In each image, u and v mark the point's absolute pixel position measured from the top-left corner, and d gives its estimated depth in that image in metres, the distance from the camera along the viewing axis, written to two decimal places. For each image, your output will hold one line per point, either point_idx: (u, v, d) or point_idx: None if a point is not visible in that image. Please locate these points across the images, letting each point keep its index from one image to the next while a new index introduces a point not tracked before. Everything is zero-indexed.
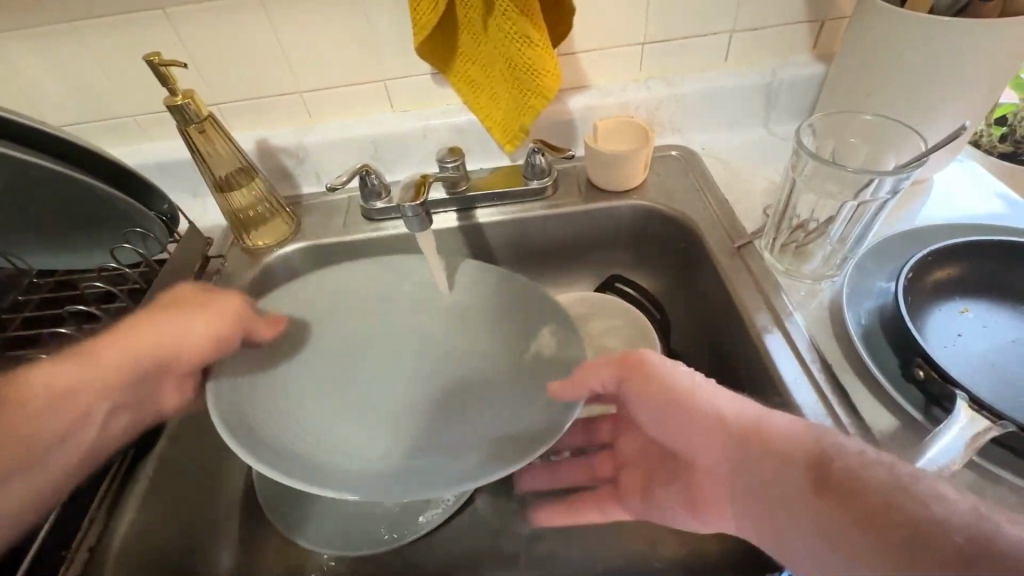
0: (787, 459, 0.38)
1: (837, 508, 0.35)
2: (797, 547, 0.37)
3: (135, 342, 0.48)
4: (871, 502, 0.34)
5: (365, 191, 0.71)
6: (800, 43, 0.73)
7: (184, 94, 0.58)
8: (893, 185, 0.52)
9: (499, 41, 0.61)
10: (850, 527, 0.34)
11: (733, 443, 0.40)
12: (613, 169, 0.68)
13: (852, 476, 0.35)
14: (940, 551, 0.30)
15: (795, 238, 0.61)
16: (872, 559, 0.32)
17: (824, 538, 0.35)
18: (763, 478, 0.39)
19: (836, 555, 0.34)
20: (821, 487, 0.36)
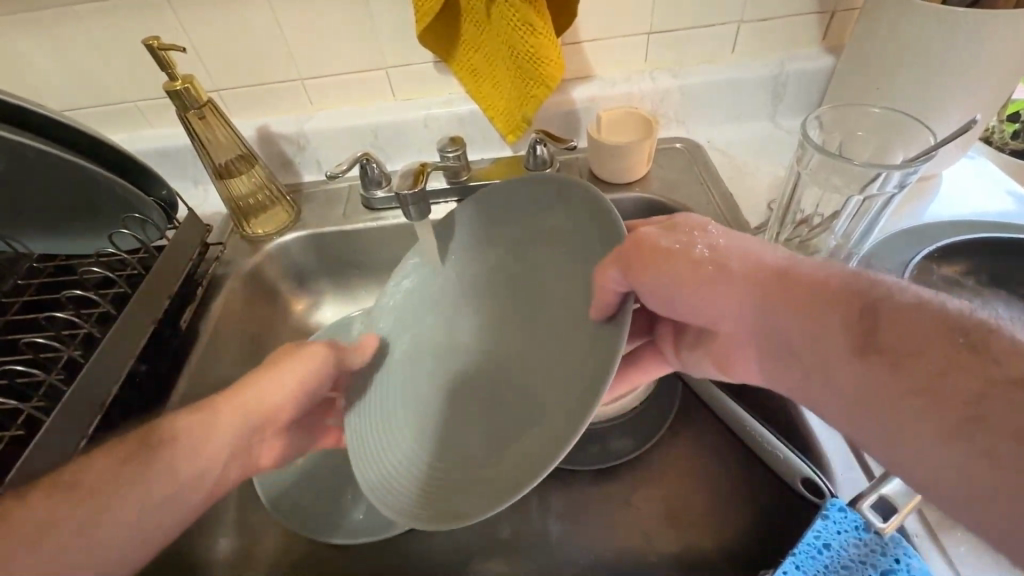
0: (831, 316, 0.32)
1: (887, 369, 0.29)
2: (836, 408, 0.32)
3: (253, 402, 0.50)
4: (935, 353, 0.28)
5: (366, 179, 0.70)
6: (809, 35, 0.72)
7: (183, 79, 0.58)
8: (900, 180, 0.51)
9: (502, 29, 0.60)
10: (905, 382, 0.28)
11: (769, 307, 0.35)
12: (616, 161, 0.67)
13: (913, 326, 0.29)
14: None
15: (799, 233, 0.60)
16: (929, 416, 0.27)
17: (870, 396, 0.30)
18: (802, 340, 0.33)
19: (883, 412, 0.29)
20: (870, 341, 0.30)
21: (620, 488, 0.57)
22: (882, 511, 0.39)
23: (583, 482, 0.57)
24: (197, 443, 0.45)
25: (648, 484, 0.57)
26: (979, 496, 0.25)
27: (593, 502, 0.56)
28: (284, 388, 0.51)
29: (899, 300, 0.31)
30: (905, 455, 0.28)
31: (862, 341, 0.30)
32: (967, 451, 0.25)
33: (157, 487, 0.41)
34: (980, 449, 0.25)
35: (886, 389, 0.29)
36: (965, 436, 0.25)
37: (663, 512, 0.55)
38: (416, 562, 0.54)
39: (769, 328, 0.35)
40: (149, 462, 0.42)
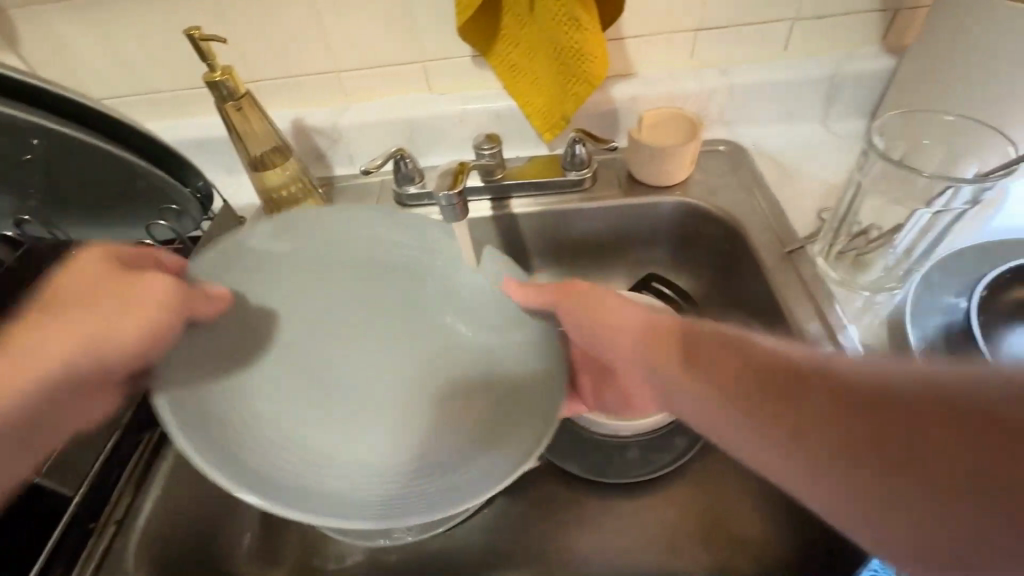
0: (670, 351, 0.37)
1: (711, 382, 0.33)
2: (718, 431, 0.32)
3: (45, 341, 0.42)
4: (738, 363, 0.32)
5: (399, 174, 0.69)
6: (867, 34, 0.68)
7: (223, 70, 0.58)
8: (972, 194, 0.48)
9: (545, 24, 0.58)
10: (728, 385, 0.32)
11: (641, 345, 0.39)
12: (658, 164, 0.65)
13: (731, 347, 0.34)
14: (824, 391, 0.28)
15: (854, 245, 0.56)
16: (750, 421, 0.30)
17: (710, 413, 0.33)
18: (655, 378, 0.38)
19: (719, 424, 0.32)
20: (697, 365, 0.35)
21: (652, 505, 0.55)
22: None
23: (613, 495, 0.56)
24: None
25: (681, 502, 0.55)
26: (813, 490, 0.27)
27: (624, 517, 0.54)
28: (114, 322, 0.43)
29: (707, 327, 0.37)
30: (760, 469, 0.30)
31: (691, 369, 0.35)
32: (788, 444, 0.28)
33: None
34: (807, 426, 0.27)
35: (711, 401, 0.33)
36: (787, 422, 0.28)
37: (697, 531, 0.53)
38: (442, 568, 0.53)
39: (641, 364, 0.39)
40: None
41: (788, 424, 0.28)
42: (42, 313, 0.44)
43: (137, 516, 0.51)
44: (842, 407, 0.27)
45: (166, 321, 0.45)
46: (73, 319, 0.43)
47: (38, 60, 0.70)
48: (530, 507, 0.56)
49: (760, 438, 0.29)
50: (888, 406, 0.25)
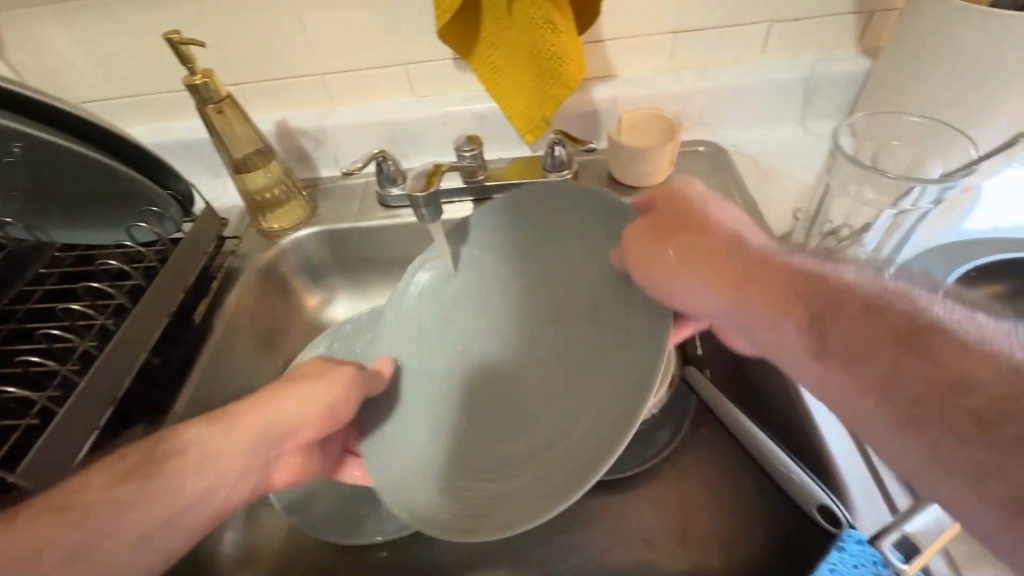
0: (790, 315, 0.33)
1: (841, 368, 0.30)
2: (846, 417, 0.31)
3: (263, 418, 0.48)
4: (880, 349, 0.30)
5: (381, 175, 0.70)
6: (844, 37, 0.69)
7: (203, 73, 0.58)
8: (937, 194, 0.49)
9: (523, 26, 0.59)
10: (869, 375, 0.29)
11: (751, 305, 0.35)
12: (636, 165, 0.65)
13: (875, 326, 0.30)
14: (976, 403, 0.26)
15: (826, 245, 0.58)
16: (891, 419, 0.28)
17: (833, 400, 0.31)
18: (770, 348, 0.35)
19: (844, 412, 0.31)
20: (824, 343, 0.31)
21: (627, 502, 0.55)
22: (904, 550, 0.39)
23: (590, 492, 0.56)
24: (196, 454, 0.44)
25: (657, 500, 0.55)
26: (926, 483, 0.27)
27: (600, 514, 0.55)
28: (322, 394, 0.49)
29: (839, 279, 0.33)
30: (878, 454, 0.30)
31: (812, 342, 0.32)
32: (933, 450, 0.26)
33: (161, 503, 0.41)
34: (957, 456, 0.26)
35: (839, 389, 0.30)
36: (920, 435, 0.27)
37: (671, 527, 0.53)
38: (419, 566, 0.54)
39: (735, 326, 0.37)
40: (160, 478, 0.42)
41: (955, 448, 0.26)
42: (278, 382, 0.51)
43: None
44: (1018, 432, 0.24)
45: (347, 403, 0.49)
46: (286, 401, 0.49)
47: (24, 64, 0.71)
48: None
49: (897, 441, 0.28)
50: (1021, 418, 0.24)
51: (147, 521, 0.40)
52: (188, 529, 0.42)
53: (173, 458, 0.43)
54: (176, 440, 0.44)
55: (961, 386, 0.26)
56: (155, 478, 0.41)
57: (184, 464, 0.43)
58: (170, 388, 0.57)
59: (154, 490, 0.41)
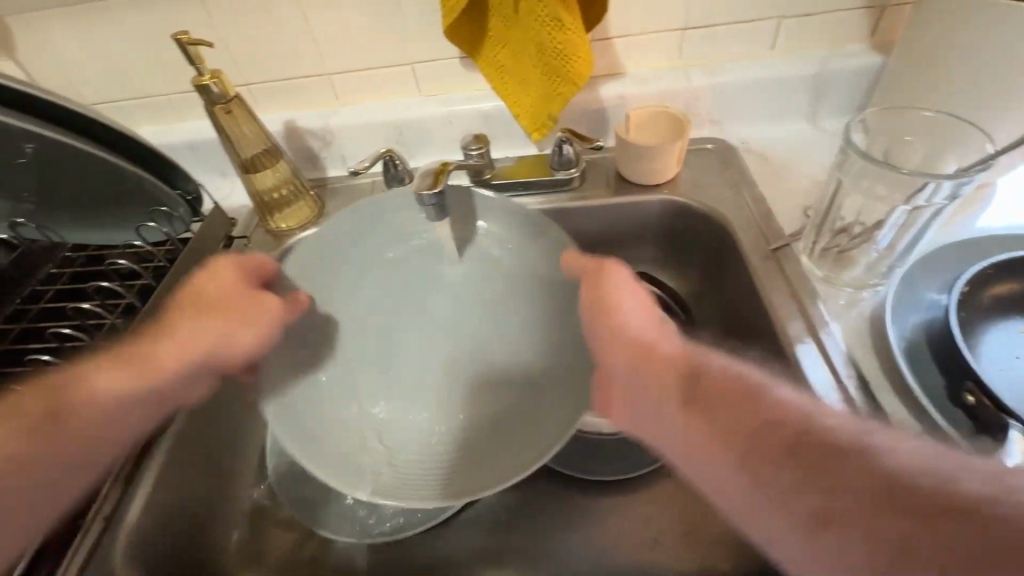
0: (662, 375, 0.39)
1: (702, 416, 0.36)
2: (698, 462, 0.35)
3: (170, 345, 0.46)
4: (730, 404, 0.36)
5: (389, 175, 0.70)
6: (855, 32, 0.68)
7: (211, 74, 0.58)
8: (951, 190, 0.48)
9: (530, 24, 0.59)
10: (722, 424, 0.35)
11: (650, 370, 0.40)
12: (645, 164, 0.65)
13: (729, 384, 0.37)
14: (788, 440, 0.33)
15: (837, 242, 0.57)
16: (730, 462, 0.34)
17: (693, 448, 0.36)
18: (647, 408, 0.39)
19: (700, 463, 0.35)
20: (691, 398, 0.37)
21: (636, 502, 0.55)
22: None
23: (599, 494, 0.56)
24: (98, 400, 0.42)
25: (667, 501, 0.55)
26: (755, 516, 0.33)
27: (609, 515, 0.55)
28: (241, 333, 0.48)
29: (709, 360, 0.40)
30: (719, 494, 0.34)
31: (682, 396, 0.38)
32: (763, 486, 0.32)
33: (64, 454, 0.39)
34: (781, 491, 0.31)
35: (701, 438, 0.35)
36: (752, 473, 0.33)
37: (682, 529, 0.53)
38: (428, 566, 0.54)
39: (626, 381, 0.42)
40: (59, 430, 0.39)
41: (781, 482, 0.32)
42: (174, 311, 0.48)
43: (126, 510, 0.49)
44: (815, 463, 0.31)
45: (267, 338, 0.48)
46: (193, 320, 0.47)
47: (35, 66, 0.71)
48: (515, 506, 0.56)
49: (738, 479, 0.33)
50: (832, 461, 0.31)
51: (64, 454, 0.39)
52: (99, 465, 0.42)
53: (70, 410, 0.41)
54: (76, 388, 0.42)
55: (792, 439, 0.33)
56: (60, 432, 0.39)
57: (90, 408, 0.41)
58: None
59: (54, 442, 0.39)
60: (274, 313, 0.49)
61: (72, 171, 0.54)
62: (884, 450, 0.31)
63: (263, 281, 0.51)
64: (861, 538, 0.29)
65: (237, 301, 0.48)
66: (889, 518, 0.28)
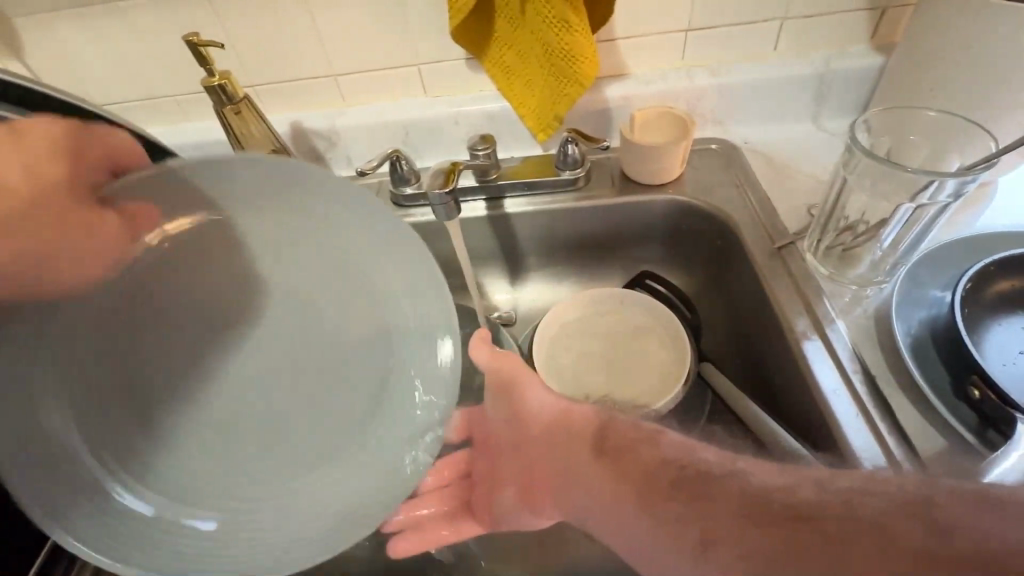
0: (580, 428, 0.44)
1: (602, 469, 0.41)
2: (605, 515, 0.40)
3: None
4: (630, 450, 0.40)
5: (395, 175, 0.70)
6: (857, 33, 0.69)
7: (221, 74, 0.59)
8: (955, 189, 0.49)
9: (536, 26, 0.59)
10: (615, 473, 0.40)
11: (561, 441, 0.44)
12: (650, 163, 0.66)
13: (634, 434, 0.42)
14: (669, 475, 0.37)
15: (841, 241, 0.58)
16: (634, 501, 0.38)
17: (598, 501, 0.40)
18: (563, 468, 0.44)
19: (613, 507, 0.39)
20: (601, 447, 0.42)
21: None
22: None
23: None
24: None
25: None
26: (655, 556, 0.36)
27: None
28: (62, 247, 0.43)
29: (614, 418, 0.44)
30: (625, 541, 0.38)
31: (594, 444, 0.42)
32: (658, 522, 0.36)
33: None
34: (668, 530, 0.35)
35: (604, 490, 0.40)
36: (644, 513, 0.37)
37: None
38: None
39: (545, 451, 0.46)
40: None
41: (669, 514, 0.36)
42: None
43: None
44: (695, 491, 0.35)
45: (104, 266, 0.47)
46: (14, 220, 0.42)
47: (43, 67, 0.72)
48: None
49: (637, 522, 0.37)
50: (703, 493, 0.35)
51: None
52: None
53: None
54: None
55: (669, 474, 0.37)
56: None
57: None
58: None
59: None
60: (111, 239, 0.45)
61: None
62: (746, 473, 0.36)
63: (97, 171, 0.45)
64: (732, 559, 0.32)
65: (54, 204, 0.42)
66: (755, 533, 0.32)
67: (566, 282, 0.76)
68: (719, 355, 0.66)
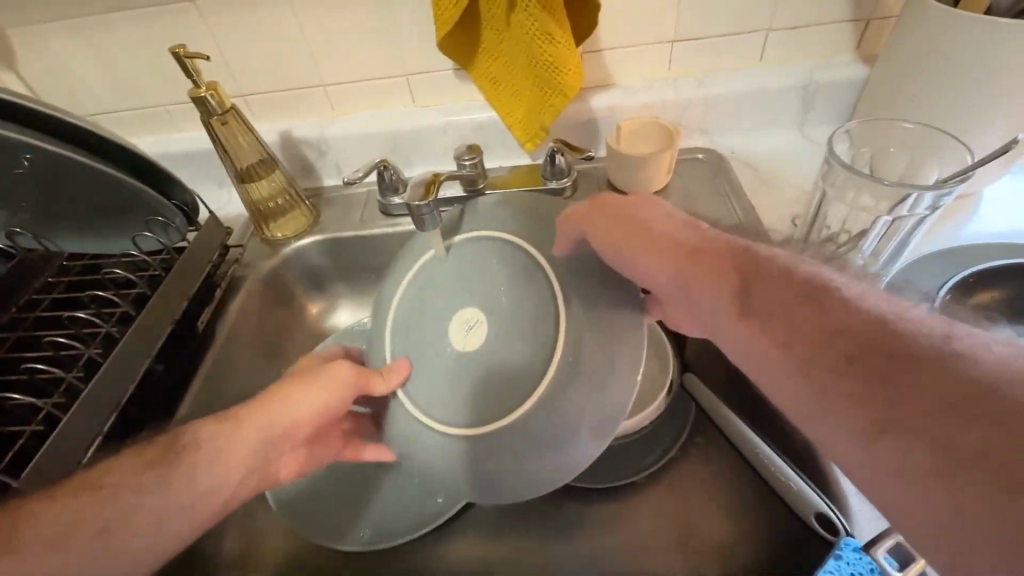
0: (717, 280, 0.39)
1: (757, 322, 0.35)
2: (767, 378, 0.35)
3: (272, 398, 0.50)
4: (793, 309, 0.34)
5: (383, 184, 0.71)
6: (843, 43, 0.69)
7: (208, 86, 0.59)
8: (932, 201, 0.49)
9: (521, 38, 0.60)
10: (773, 327, 0.35)
11: (706, 282, 0.39)
12: (636, 172, 0.66)
13: (790, 280, 0.36)
14: (846, 345, 0.31)
15: (823, 251, 0.58)
16: (791, 363, 0.33)
17: (755, 352, 0.35)
18: (707, 311, 0.39)
19: (768, 370, 0.34)
20: (747, 309, 0.36)
21: (629, 507, 0.55)
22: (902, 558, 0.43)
23: (590, 501, 0.56)
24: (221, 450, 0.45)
25: (656, 506, 0.55)
26: (814, 417, 0.31)
27: (601, 521, 0.55)
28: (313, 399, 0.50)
29: (766, 261, 0.39)
30: (790, 405, 0.33)
31: (737, 305, 0.37)
32: (815, 386, 0.31)
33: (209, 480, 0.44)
34: (858, 420, 0.29)
35: (762, 344, 0.35)
36: (812, 376, 0.32)
37: (670, 534, 0.53)
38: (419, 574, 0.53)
39: (682, 293, 0.40)
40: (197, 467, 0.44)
41: (854, 392, 0.29)
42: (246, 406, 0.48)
43: None
44: (880, 366, 0.29)
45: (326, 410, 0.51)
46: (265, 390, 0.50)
47: (36, 78, 0.73)
48: (508, 512, 0.57)
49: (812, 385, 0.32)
50: (902, 368, 0.29)
51: (166, 512, 0.41)
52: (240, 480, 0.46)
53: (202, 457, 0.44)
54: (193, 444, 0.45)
55: (842, 334, 0.32)
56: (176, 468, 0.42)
57: (199, 459, 0.44)
58: (173, 394, 0.58)
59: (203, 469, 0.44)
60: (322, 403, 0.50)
61: (70, 182, 0.54)
62: (958, 355, 0.28)
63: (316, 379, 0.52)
64: (916, 444, 0.26)
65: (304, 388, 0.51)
66: (945, 422, 0.26)
67: None
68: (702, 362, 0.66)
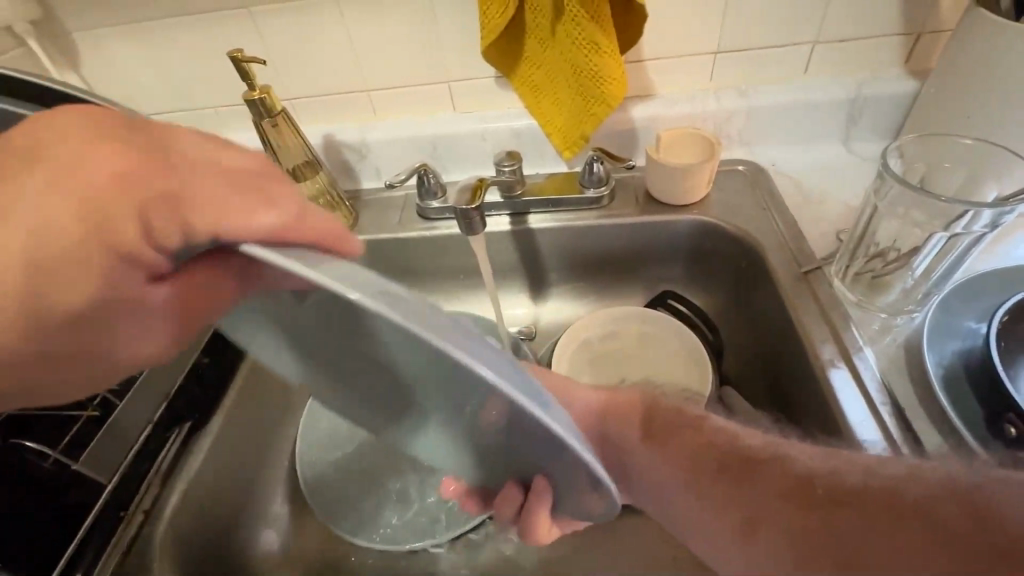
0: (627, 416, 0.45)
1: (659, 447, 0.41)
2: (665, 502, 0.40)
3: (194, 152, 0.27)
4: (682, 437, 0.41)
5: (423, 189, 0.72)
6: (890, 57, 0.68)
7: (261, 88, 0.62)
8: (991, 219, 0.48)
9: (566, 47, 0.61)
10: (668, 453, 0.41)
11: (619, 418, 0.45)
12: (677, 182, 0.65)
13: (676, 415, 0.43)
14: (719, 460, 0.38)
15: (872, 267, 0.57)
16: (682, 483, 0.39)
17: (666, 481, 0.40)
18: (627, 451, 0.43)
19: (667, 495, 0.40)
20: (652, 435, 0.42)
21: None
22: None
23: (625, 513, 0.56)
24: None
25: None
26: (704, 529, 0.37)
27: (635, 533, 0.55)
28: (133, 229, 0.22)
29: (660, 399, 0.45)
30: (683, 518, 0.39)
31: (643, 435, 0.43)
32: (703, 503, 0.37)
33: None
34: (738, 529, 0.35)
35: (666, 467, 0.40)
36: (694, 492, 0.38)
37: None
38: None
39: (606, 437, 0.45)
40: None
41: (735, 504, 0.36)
42: None
43: (165, 504, 0.51)
44: (739, 474, 0.37)
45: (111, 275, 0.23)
46: None
47: (98, 79, 0.76)
48: None
49: (704, 501, 0.37)
50: (760, 477, 0.36)
51: None
52: None
53: None
54: None
55: (716, 452, 0.39)
56: None
57: None
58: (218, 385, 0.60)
59: None
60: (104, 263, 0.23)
61: None
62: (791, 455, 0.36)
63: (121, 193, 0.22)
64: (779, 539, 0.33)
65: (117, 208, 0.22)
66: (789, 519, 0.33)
67: (587, 301, 0.76)
68: (740, 377, 0.65)
